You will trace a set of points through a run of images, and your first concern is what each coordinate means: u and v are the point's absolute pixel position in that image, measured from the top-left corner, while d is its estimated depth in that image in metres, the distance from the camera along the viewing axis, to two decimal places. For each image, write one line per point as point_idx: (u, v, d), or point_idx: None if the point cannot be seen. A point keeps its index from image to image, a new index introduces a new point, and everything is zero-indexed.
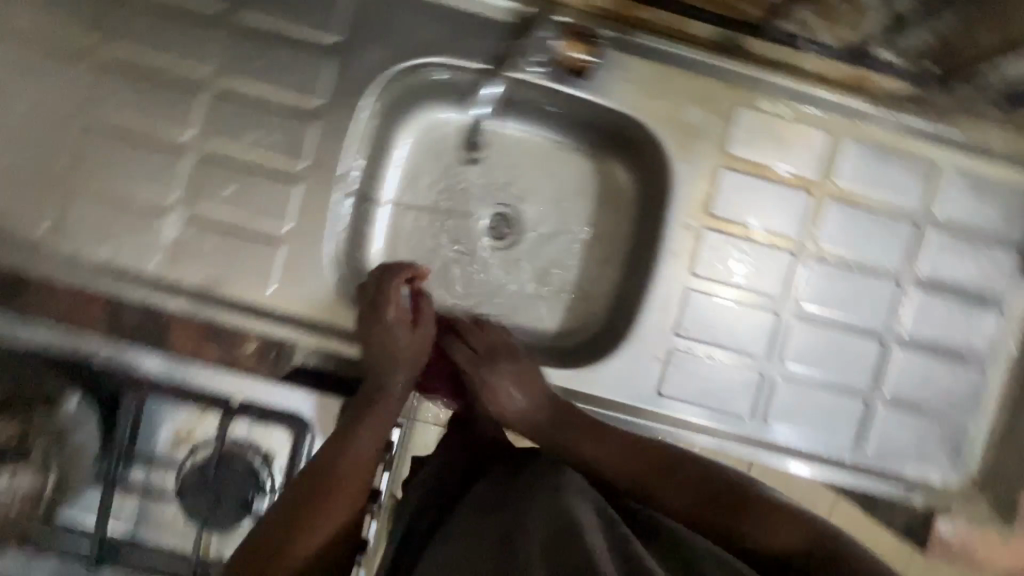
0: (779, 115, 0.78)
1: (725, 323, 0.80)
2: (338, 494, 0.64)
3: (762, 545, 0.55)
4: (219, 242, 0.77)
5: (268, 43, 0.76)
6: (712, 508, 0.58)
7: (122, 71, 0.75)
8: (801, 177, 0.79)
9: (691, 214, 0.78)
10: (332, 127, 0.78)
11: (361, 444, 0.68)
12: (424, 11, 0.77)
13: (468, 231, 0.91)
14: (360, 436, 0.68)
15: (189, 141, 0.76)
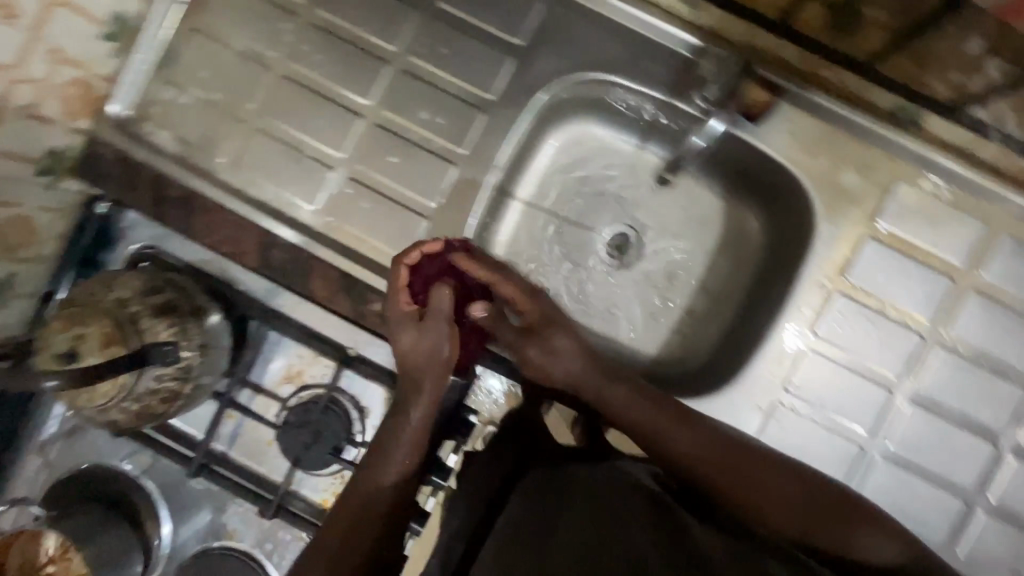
0: (938, 196, 0.77)
1: (836, 389, 0.79)
2: (392, 461, 0.68)
3: (872, 564, 0.53)
4: (372, 205, 0.82)
5: (458, 33, 0.81)
6: (806, 518, 0.57)
7: (323, 35, 0.83)
8: (947, 263, 0.77)
9: (824, 275, 0.78)
10: (497, 120, 0.82)
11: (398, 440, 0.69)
12: (609, 29, 0.80)
13: (589, 243, 0.94)
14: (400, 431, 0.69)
15: (366, 107, 0.82)
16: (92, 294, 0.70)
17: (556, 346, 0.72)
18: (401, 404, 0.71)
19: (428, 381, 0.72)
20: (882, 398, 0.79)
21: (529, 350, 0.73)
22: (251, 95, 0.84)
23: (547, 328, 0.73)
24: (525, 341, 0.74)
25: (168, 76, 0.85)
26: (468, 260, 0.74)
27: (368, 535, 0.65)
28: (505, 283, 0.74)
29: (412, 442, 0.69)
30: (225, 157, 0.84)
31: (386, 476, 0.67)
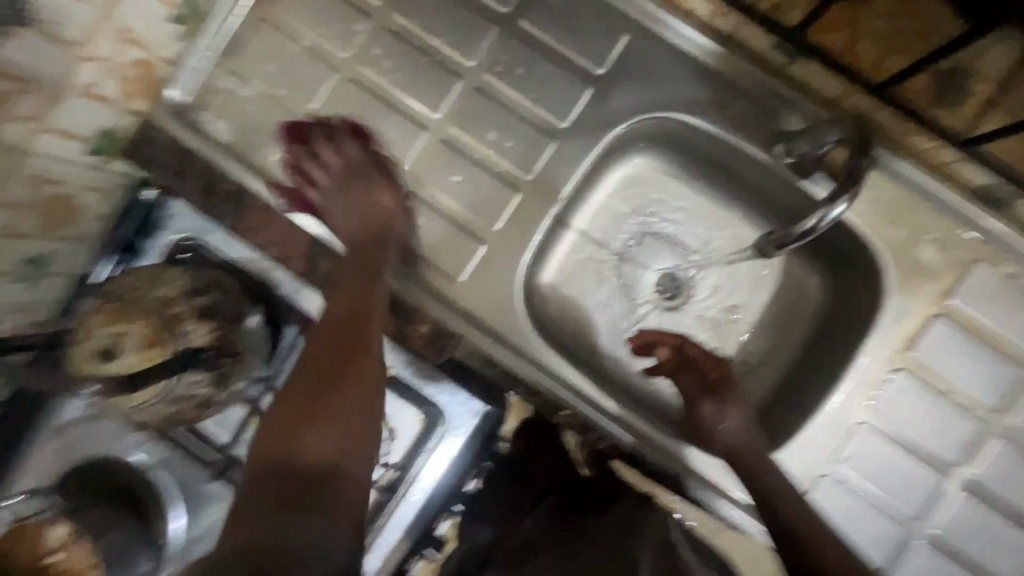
0: (1017, 283, 0.74)
1: (886, 469, 0.76)
2: (329, 448, 0.56)
3: None
4: (428, 224, 0.79)
5: (536, 55, 0.78)
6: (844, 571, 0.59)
7: (394, 40, 0.80)
8: (1017, 352, 0.74)
9: (889, 348, 0.75)
10: (567, 150, 0.79)
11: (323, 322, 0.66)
12: (695, 68, 0.76)
13: (639, 282, 0.90)
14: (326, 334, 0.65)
15: (433, 121, 0.80)
16: (136, 291, 0.68)
17: (734, 408, 0.73)
18: (340, 381, 0.61)
19: (357, 368, 0.63)
20: (934, 483, 0.75)
21: (705, 405, 0.74)
22: (314, 95, 0.81)
23: (735, 395, 0.74)
24: (704, 394, 0.74)
25: (230, 65, 0.82)
26: (665, 334, 0.77)
27: (303, 497, 0.51)
28: (694, 347, 0.76)
29: (345, 427, 0.58)
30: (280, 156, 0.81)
31: (343, 437, 0.57)
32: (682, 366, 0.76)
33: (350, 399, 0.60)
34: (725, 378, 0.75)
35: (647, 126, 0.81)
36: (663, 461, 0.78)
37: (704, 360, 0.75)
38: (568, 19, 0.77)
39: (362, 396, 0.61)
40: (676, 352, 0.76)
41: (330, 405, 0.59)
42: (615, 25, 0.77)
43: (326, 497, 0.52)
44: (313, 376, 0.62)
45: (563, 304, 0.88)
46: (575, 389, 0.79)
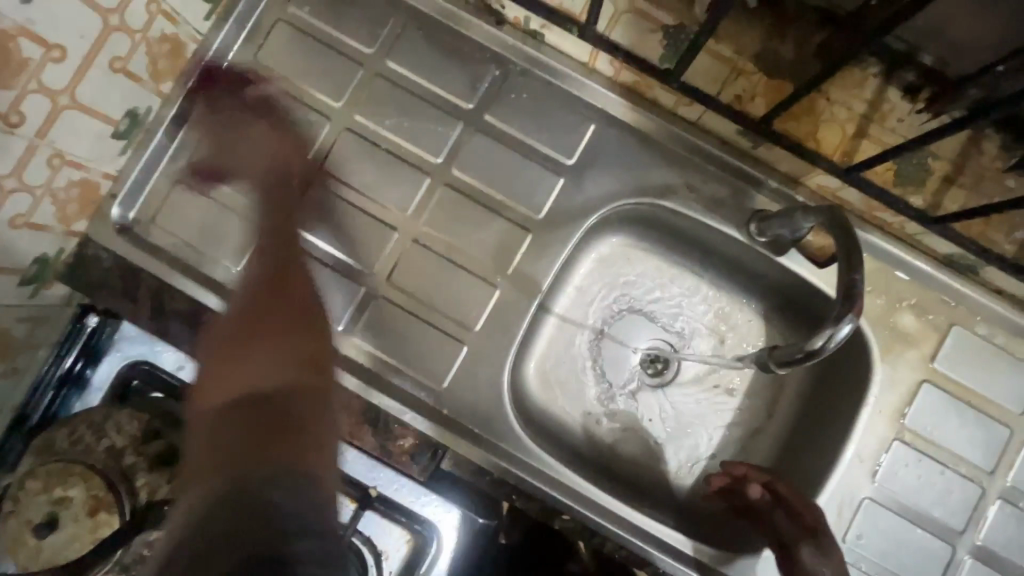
0: (992, 342, 0.75)
1: (896, 544, 0.74)
2: (275, 371, 0.49)
3: None
4: (405, 328, 0.75)
5: (504, 148, 0.77)
6: None
7: (356, 139, 0.77)
8: (1004, 411, 0.75)
9: (882, 417, 0.75)
10: (543, 241, 0.77)
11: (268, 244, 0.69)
12: (662, 154, 0.77)
13: (624, 363, 0.87)
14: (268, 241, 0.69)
15: (403, 220, 0.77)
16: (79, 445, 0.60)
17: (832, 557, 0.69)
18: (270, 321, 0.55)
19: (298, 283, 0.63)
20: (942, 552, 0.74)
21: (803, 551, 0.69)
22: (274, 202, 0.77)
23: (834, 541, 0.70)
24: (799, 537, 0.70)
25: (179, 174, 0.77)
26: (749, 470, 0.76)
27: (272, 436, 0.44)
28: (790, 488, 0.73)
29: (293, 353, 0.52)
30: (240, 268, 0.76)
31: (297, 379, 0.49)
32: (768, 502, 0.74)
33: (258, 369, 0.49)
34: (820, 520, 0.71)
35: (620, 210, 0.80)
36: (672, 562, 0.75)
37: (796, 502, 0.72)
38: (534, 112, 0.77)
39: (303, 340, 0.54)
40: (766, 490, 0.74)
41: (288, 323, 0.56)
42: (581, 115, 0.77)
43: (306, 436, 0.45)
44: (240, 323, 0.57)
45: (551, 395, 0.84)
46: (571, 491, 0.75)
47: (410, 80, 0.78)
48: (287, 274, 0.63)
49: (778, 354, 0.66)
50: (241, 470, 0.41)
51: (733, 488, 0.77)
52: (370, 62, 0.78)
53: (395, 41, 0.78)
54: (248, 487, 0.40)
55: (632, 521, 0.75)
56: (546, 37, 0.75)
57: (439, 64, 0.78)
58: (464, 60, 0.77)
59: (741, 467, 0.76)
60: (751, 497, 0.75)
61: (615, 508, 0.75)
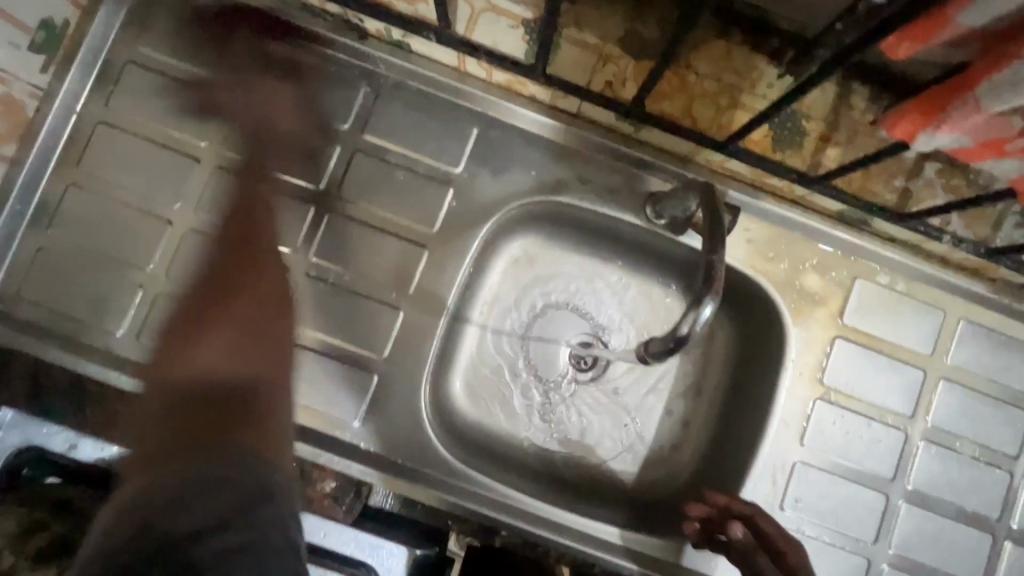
0: (894, 290, 0.76)
1: (830, 501, 0.75)
2: (218, 366, 0.53)
3: None
4: (310, 365, 0.72)
5: (388, 165, 0.74)
6: None
7: (230, 178, 0.73)
8: (915, 353, 0.77)
9: (800, 380, 0.76)
10: (443, 255, 0.74)
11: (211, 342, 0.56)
12: (550, 150, 0.75)
13: (551, 363, 0.84)
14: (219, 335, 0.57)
15: (292, 255, 0.73)
16: None
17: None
18: (225, 329, 0.59)
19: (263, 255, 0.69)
20: (878, 501, 0.75)
21: None
22: (150, 256, 0.72)
23: None
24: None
25: (43, 241, 0.71)
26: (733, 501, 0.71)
27: (200, 456, 0.44)
28: (773, 524, 0.69)
29: (239, 344, 0.56)
30: (123, 331, 0.71)
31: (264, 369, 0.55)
32: (753, 543, 0.68)
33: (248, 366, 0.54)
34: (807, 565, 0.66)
35: (523, 210, 0.78)
36: (609, 557, 0.75)
37: (777, 538, 0.68)
38: (411, 124, 0.75)
39: (257, 309, 0.61)
40: (749, 529, 0.69)
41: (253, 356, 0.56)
42: (461, 122, 0.75)
43: (254, 426, 0.48)
44: (209, 355, 0.55)
45: (480, 409, 0.82)
46: (503, 506, 0.73)
47: (279, 109, 0.74)
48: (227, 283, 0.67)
49: (652, 348, 0.66)
50: (197, 442, 0.45)
51: (715, 524, 0.71)
52: (233, 95, 0.74)
53: (258, 69, 0.74)
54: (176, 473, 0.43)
55: (559, 517, 0.75)
56: (412, 46, 0.73)
57: (308, 87, 0.74)
58: (332, 80, 0.74)
59: (723, 499, 0.71)
60: (732, 534, 0.69)
61: (552, 513, 0.75)
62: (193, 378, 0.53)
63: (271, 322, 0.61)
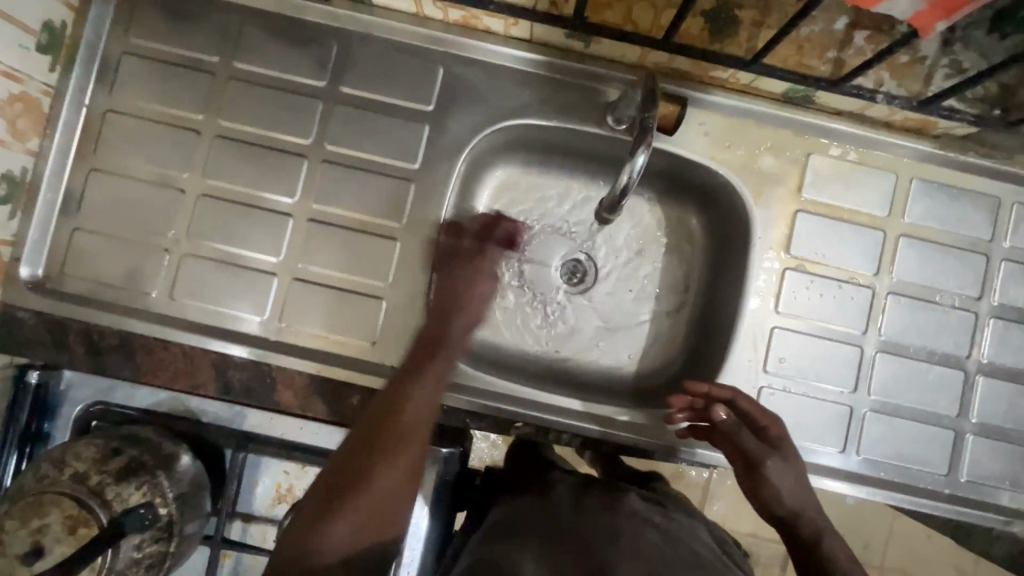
0: (847, 160, 0.82)
1: (810, 360, 0.83)
2: (353, 540, 0.56)
3: None
4: (326, 299, 0.80)
5: (367, 112, 0.81)
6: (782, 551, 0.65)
7: (229, 144, 0.81)
8: (873, 217, 0.83)
9: (769, 255, 0.83)
10: (429, 186, 0.81)
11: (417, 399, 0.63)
12: (512, 76, 0.82)
13: (543, 278, 0.92)
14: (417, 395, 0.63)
15: (293, 205, 0.81)
16: (45, 479, 0.65)
17: (795, 467, 0.72)
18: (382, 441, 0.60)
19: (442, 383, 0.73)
20: (853, 355, 0.83)
21: (770, 463, 0.71)
22: (169, 222, 0.80)
23: (793, 453, 0.73)
24: (767, 451, 0.72)
25: (76, 221, 0.80)
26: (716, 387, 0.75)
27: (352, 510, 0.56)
28: (747, 400, 0.74)
29: (381, 516, 0.58)
30: (157, 292, 0.80)
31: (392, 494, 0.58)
32: (733, 422, 0.74)
33: (385, 482, 0.58)
34: (782, 434, 0.74)
35: (497, 137, 0.85)
36: (607, 432, 0.83)
37: (759, 417, 0.74)
38: (383, 71, 0.81)
39: (416, 465, 0.61)
40: (732, 410, 0.74)
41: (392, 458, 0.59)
42: (426, 62, 0.82)
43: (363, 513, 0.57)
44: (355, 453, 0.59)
45: (484, 327, 0.90)
46: (508, 397, 0.82)
47: (263, 77, 0.82)
48: (382, 442, 0.60)
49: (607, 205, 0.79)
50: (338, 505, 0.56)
51: (698, 409, 0.75)
52: (221, 70, 0.81)
53: (238, 43, 0.82)
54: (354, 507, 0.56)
55: (556, 402, 0.83)
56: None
57: (286, 53, 0.82)
58: (306, 43, 0.82)
59: (705, 386, 0.75)
60: (718, 417, 0.74)
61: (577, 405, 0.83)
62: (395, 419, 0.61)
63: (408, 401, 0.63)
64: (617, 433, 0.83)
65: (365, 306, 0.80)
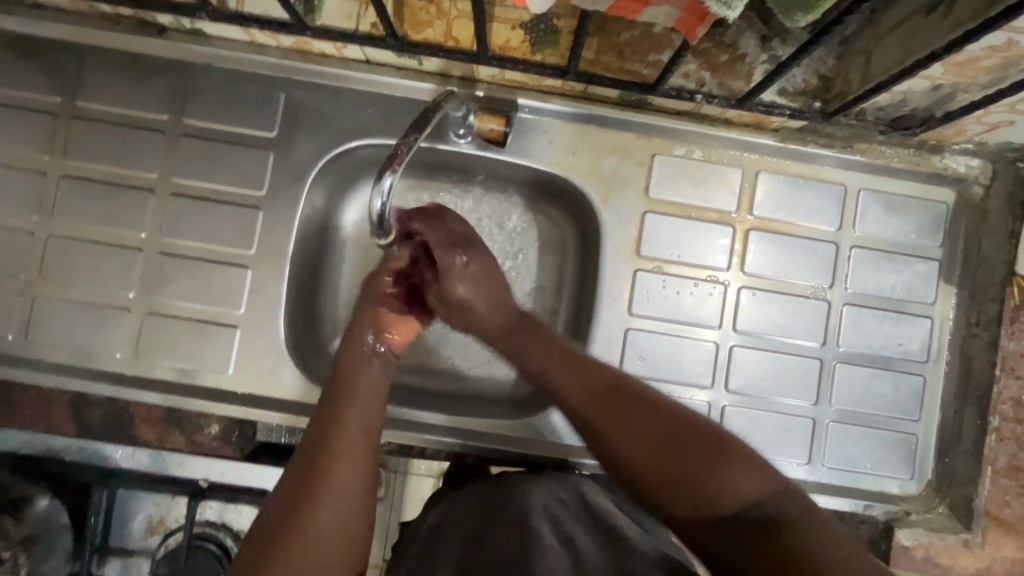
0: (691, 158, 0.83)
1: (669, 358, 0.83)
2: None
3: (735, 491, 0.57)
4: (180, 331, 0.81)
5: (212, 142, 0.82)
6: (662, 483, 0.60)
7: (74, 183, 0.82)
8: (721, 213, 0.83)
9: (621, 257, 0.83)
10: (278, 211, 0.82)
11: (351, 420, 0.65)
12: (353, 97, 0.82)
13: None
14: (345, 426, 0.65)
15: (143, 240, 0.81)
16: None
17: (470, 281, 0.73)
18: (311, 469, 0.62)
19: (630, 405, 0.66)
20: (710, 350, 0.83)
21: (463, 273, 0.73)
22: (20, 264, 0.81)
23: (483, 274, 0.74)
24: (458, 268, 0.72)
25: None
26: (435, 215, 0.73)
27: (283, 544, 0.58)
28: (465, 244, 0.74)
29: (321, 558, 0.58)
30: (13, 334, 0.80)
31: (337, 528, 0.60)
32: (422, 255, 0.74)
33: (331, 513, 0.60)
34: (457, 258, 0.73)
35: (346, 160, 0.85)
36: (493, 446, 0.83)
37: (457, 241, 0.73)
38: (223, 100, 0.82)
39: (351, 496, 0.62)
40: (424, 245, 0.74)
41: (328, 479, 0.61)
42: (267, 88, 0.82)
43: (300, 551, 0.57)
44: (291, 491, 0.61)
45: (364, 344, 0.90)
46: (387, 418, 0.83)
47: (105, 113, 0.82)
48: (317, 471, 0.61)
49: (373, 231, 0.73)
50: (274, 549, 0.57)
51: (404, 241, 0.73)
52: (63, 110, 0.82)
53: (77, 81, 0.82)
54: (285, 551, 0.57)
55: (439, 420, 0.83)
56: (206, 31, 0.80)
57: (126, 88, 0.82)
58: (146, 76, 0.82)
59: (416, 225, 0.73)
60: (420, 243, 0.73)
61: (442, 421, 0.84)
62: (320, 444, 0.63)
63: (333, 422, 0.65)
64: (498, 446, 0.83)
65: (220, 334, 0.81)
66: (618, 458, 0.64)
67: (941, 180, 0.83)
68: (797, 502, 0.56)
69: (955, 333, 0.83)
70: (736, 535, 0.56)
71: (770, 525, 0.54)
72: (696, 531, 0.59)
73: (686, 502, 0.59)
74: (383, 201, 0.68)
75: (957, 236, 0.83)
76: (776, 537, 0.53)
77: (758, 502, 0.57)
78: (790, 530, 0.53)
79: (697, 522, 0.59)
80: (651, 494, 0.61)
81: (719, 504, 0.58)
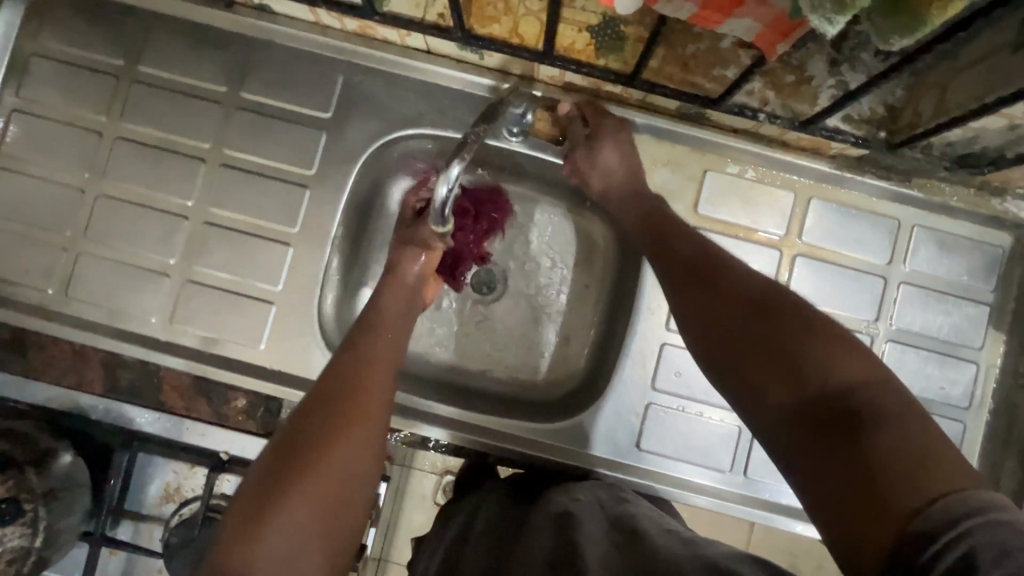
0: (744, 177, 0.82)
1: (702, 376, 0.82)
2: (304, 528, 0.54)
3: (828, 373, 0.48)
4: (215, 301, 0.81)
5: (266, 117, 0.82)
6: (747, 358, 0.53)
7: (128, 145, 0.82)
8: (769, 236, 0.82)
9: None
10: (325, 192, 0.82)
11: (379, 366, 0.65)
12: (411, 86, 0.82)
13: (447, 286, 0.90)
14: (372, 370, 0.64)
15: (189, 207, 0.82)
16: None
17: (617, 147, 0.78)
18: (335, 403, 0.61)
19: (722, 280, 0.60)
20: None
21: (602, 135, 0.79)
22: (67, 221, 0.82)
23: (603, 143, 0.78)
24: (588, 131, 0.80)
25: None
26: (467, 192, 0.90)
27: (294, 469, 0.56)
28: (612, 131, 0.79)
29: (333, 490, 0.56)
30: (52, 288, 0.81)
31: (351, 468, 0.58)
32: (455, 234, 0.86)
33: (349, 451, 0.58)
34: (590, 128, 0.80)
35: (394, 148, 0.85)
36: (515, 448, 0.82)
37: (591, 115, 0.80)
38: (282, 77, 0.82)
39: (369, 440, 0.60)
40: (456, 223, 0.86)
41: (348, 416, 0.60)
42: (326, 70, 0.82)
43: (311, 480, 0.55)
44: (308, 421, 0.59)
45: None
46: (410, 410, 0.81)
47: (165, 80, 0.83)
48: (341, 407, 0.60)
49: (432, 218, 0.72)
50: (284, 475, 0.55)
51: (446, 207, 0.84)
52: (125, 73, 0.83)
53: (142, 46, 0.83)
54: (296, 478, 0.55)
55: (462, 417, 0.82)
56: (273, 8, 0.81)
57: (188, 57, 0.83)
58: (208, 47, 0.82)
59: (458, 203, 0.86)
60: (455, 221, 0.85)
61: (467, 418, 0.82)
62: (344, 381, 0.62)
63: (358, 363, 0.64)
64: (519, 449, 0.82)
65: (256, 308, 0.81)
66: (703, 330, 0.58)
67: (998, 224, 0.81)
68: (908, 402, 0.46)
69: (1001, 380, 0.81)
70: (819, 424, 0.47)
71: (865, 416, 0.45)
72: (775, 432, 0.50)
73: (764, 383, 0.51)
74: (448, 189, 0.67)
75: (1010, 283, 0.81)
76: (869, 428, 0.44)
77: (851, 389, 0.47)
78: (884, 419, 0.44)
79: (771, 410, 0.50)
80: (734, 373, 0.54)
81: (801, 380, 0.49)
